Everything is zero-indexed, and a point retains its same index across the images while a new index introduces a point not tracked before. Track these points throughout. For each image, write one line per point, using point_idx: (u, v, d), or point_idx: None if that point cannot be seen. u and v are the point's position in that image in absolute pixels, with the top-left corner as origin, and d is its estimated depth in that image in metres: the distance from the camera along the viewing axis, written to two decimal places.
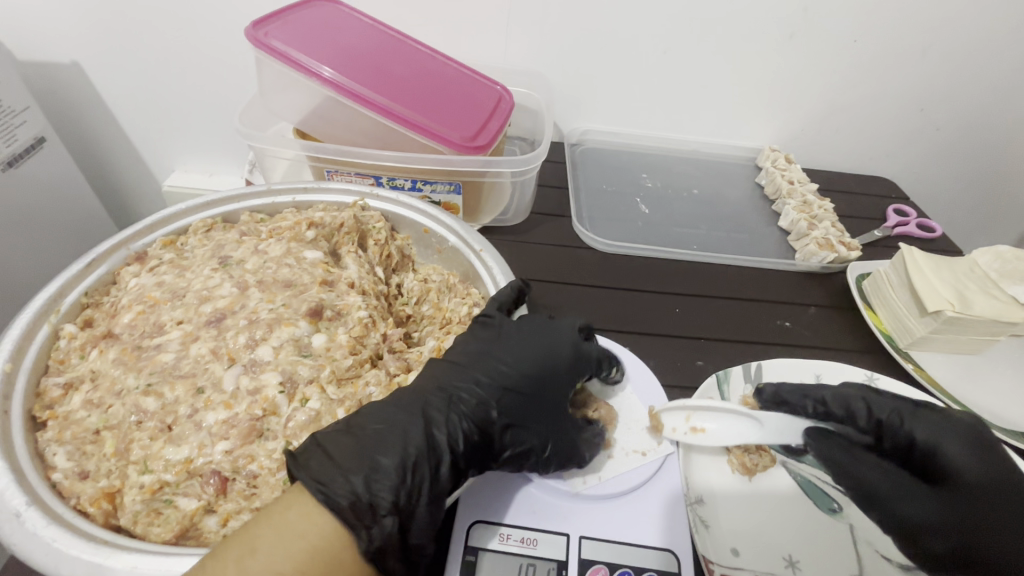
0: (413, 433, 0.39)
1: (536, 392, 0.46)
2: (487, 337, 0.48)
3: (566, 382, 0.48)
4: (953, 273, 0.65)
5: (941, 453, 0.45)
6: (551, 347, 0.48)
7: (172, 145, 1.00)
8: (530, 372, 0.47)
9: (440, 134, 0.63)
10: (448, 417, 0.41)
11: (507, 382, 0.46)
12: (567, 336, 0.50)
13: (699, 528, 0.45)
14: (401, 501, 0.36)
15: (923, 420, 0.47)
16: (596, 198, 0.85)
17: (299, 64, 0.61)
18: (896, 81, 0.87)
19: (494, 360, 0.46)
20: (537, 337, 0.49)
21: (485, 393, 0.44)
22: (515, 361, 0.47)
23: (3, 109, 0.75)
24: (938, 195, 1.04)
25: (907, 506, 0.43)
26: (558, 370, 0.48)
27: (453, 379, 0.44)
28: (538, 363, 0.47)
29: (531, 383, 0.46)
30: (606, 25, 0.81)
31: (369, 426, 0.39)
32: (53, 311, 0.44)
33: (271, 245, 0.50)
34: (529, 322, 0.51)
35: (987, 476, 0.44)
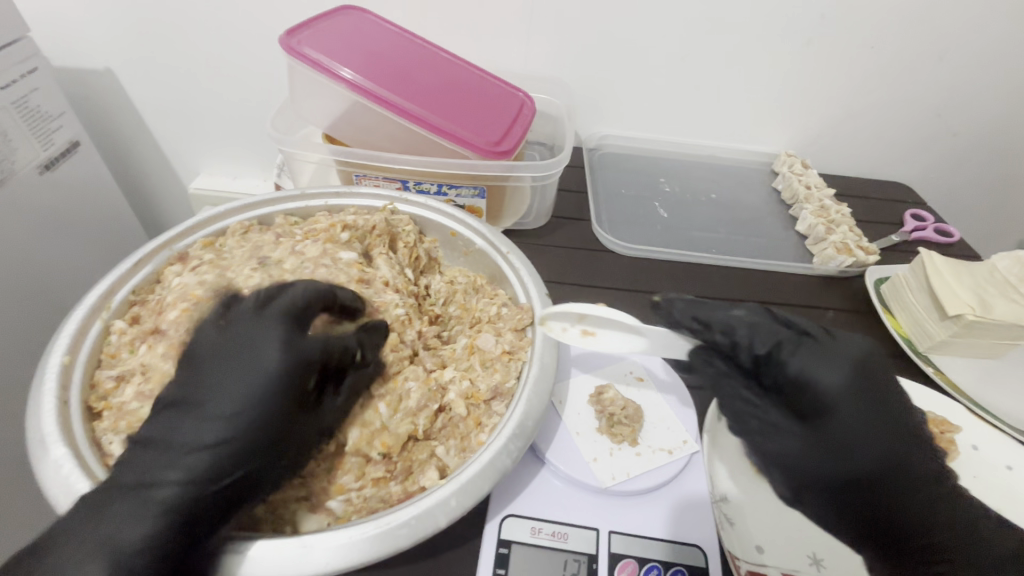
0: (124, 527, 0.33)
1: (245, 416, 0.36)
2: (206, 346, 0.38)
3: (284, 403, 0.37)
4: (973, 277, 0.65)
5: (809, 396, 0.39)
6: (261, 360, 0.37)
7: (199, 149, 1.03)
8: (239, 414, 0.36)
9: (466, 139, 0.65)
10: (187, 457, 0.35)
11: (222, 410, 0.36)
12: (271, 344, 0.37)
13: (725, 525, 0.45)
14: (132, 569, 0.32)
15: (808, 363, 0.39)
16: (615, 202, 0.86)
17: (330, 72, 0.63)
18: (912, 87, 0.88)
19: (206, 384, 0.37)
20: (251, 340, 0.38)
21: (215, 430, 0.35)
22: (237, 380, 0.36)
23: (41, 114, 0.77)
24: (956, 199, 1.04)
25: (772, 442, 0.39)
26: (277, 389, 0.36)
27: (182, 410, 0.36)
28: (245, 386, 0.36)
29: (240, 415, 0.36)
30: (625, 32, 0.82)
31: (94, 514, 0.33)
32: (104, 307, 0.46)
33: (308, 246, 0.52)
34: (263, 313, 0.39)
35: (829, 417, 0.38)
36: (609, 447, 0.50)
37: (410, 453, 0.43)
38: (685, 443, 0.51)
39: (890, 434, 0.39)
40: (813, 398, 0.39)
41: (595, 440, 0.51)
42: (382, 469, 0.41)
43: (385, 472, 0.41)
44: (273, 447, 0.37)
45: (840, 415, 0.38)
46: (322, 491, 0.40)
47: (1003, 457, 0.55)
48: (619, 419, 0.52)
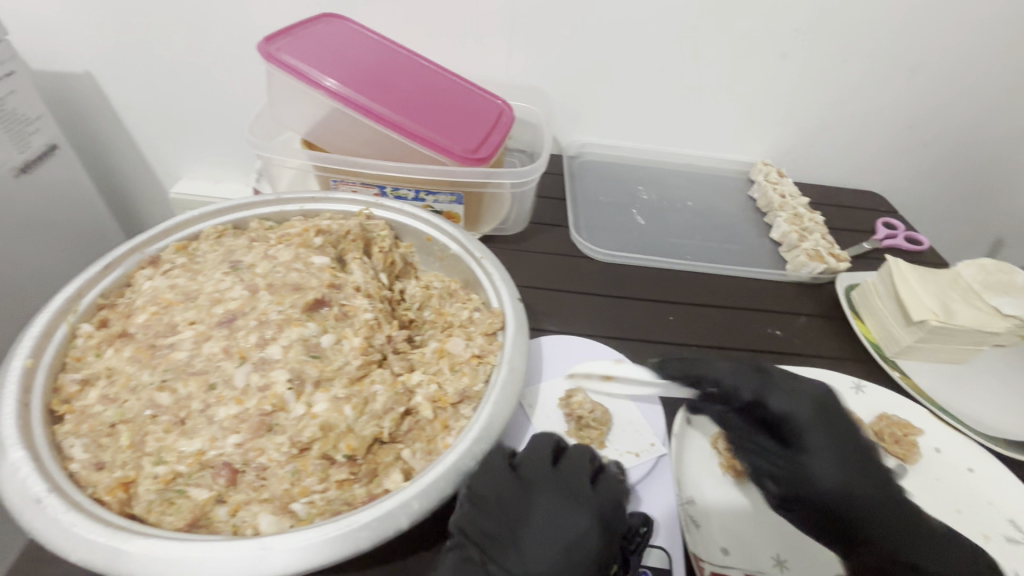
0: None
1: (573, 573, 0.39)
2: (491, 516, 0.41)
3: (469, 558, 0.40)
4: (939, 283, 0.67)
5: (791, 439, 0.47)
6: (569, 522, 0.41)
7: (181, 153, 1.03)
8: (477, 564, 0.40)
9: (442, 146, 0.66)
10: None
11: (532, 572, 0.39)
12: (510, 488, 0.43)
13: (690, 526, 0.46)
14: None
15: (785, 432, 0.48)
16: (593, 209, 0.87)
17: (307, 77, 0.64)
18: (884, 100, 0.91)
19: (505, 554, 0.40)
20: (540, 499, 0.43)
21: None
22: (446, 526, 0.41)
23: (18, 117, 0.77)
24: (927, 209, 1.07)
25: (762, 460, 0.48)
26: (574, 533, 0.41)
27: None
28: (550, 551, 0.40)
29: (555, 564, 0.39)
30: (605, 43, 0.84)
31: None
32: (71, 311, 0.46)
33: (281, 250, 0.52)
34: (532, 474, 0.44)
35: (808, 458, 0.46)
36: None
37: (375, 455, 0.43)
38: (652, 446, 0.52)
39: (863, 471, 0.46)
40: (794, 432, 0.47)
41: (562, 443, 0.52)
42: (345, 472, 0.41)
43: (349, 474, 0.41)
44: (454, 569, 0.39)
45: (819, 451, 0.46)
46: (286, 494, 0.39)
47: (964, 459, 0.56)
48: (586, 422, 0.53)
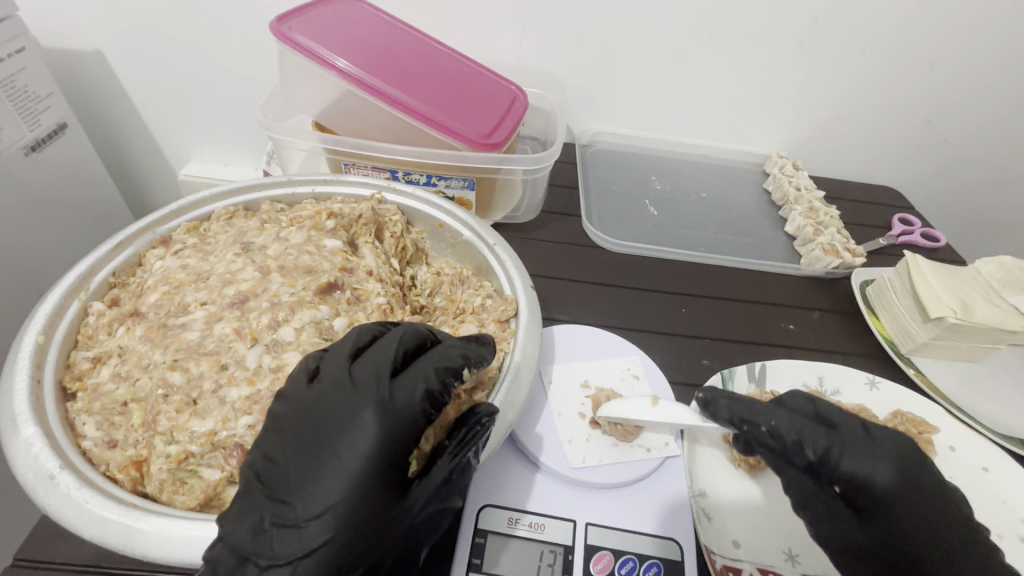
0: (270, 454, 0.36)
1: (361, 497, 0.34)
2: (284, 438, 0.36)
3: (302, 431, 0.36)
4: (956, 280, 0.66)
5: (861, 446, 0.44)
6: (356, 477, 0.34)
7: (190, 135, 1.02)
8: (291, 443, 0.36)
9: (456, 131, 0.65)
10: (285, 549, 0.33)
11: (322, 495, 0.34)
12: (361, 406, 0.36)
13: (703, 519, 0.45)
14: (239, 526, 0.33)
15: (854, 448, 0.43)
16: (606, 198, 0.86)
17: (319, 57, 0.63)
18: (905, 92, 0.89)
19: (302, 472, 0.35)
20: (352, 405, 0.36)
21: (310, 524, 0.33)
22: (299, 399, 0.37)
23: (28, 95, 0.76)
24: (943, 205, 1.05)
25: (854, 457, 0.43)
26: (385, 451, 0.35)
27: (236, 531, 0.33)
28: (348, 467, 0.34)
29: (321, 499, 0.34)
30: (621, 28, 0.82)
31: (281, 429, 0.36)
32: (82, 289, 0.46)
33: (292, 233, 0.52)
34: (349, 378, 0.37)
35: (879, 463, 0.43)
36: (586, 431, 0.51)
37: None
38: (668, 444, 0.51)
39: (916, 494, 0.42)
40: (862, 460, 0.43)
41: (573, 423, 0.52)
42: None
43: None
44: (289, 438, 0.36)
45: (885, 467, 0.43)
46: None
47: (979, 458, 0.55)
48: (620, 421, 0.51)
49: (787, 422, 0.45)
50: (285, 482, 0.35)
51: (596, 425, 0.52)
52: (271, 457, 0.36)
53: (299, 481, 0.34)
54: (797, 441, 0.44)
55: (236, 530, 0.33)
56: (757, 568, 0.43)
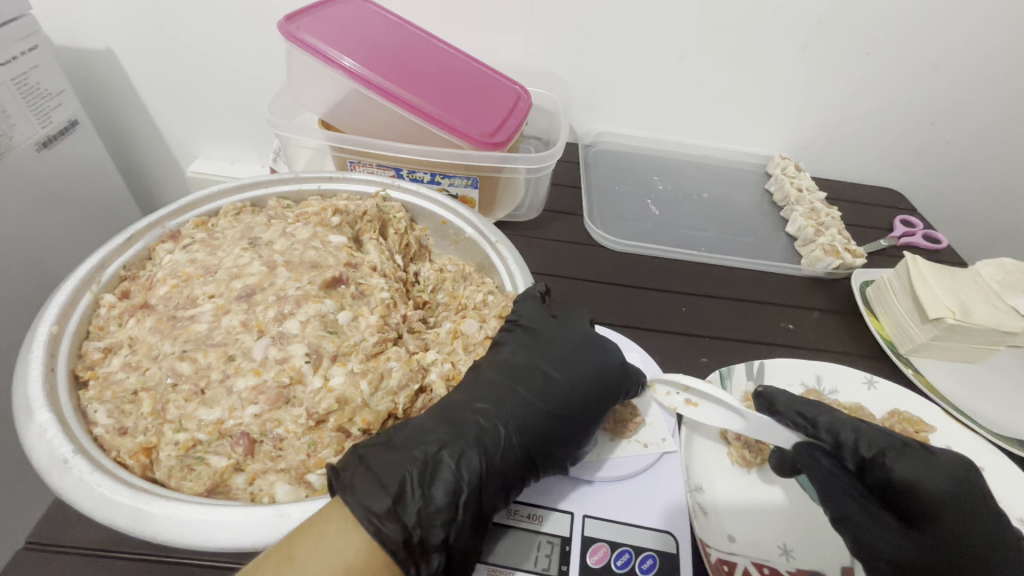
0: (479, 401, 0.44)
1: (558, 421, 0.45)
2: (499, 388, 0.45)
3: (518, 387, 0.45)
4: (956, 282, 0.66)
5: (911, 454, 0.45)
6: (553, 425, 0.44)
7: (198, 133, 1.04)
8: (509, 391, 0.45)
9: (460, 129, 0.66)
10: (487, 440, 0.41)
11: (527, 411, 0.44)
12: (569, 376, 0.47)
13: (698, 513, 0.46)
14: (446, 451, 0.40)
15: (908, 456, 0.45)
16: (608, 198, 0.87)
17: (325, 56, 0.64)
18: (908, 93, 0.89)
19: (518, 390, 0.45)
20: (579, 353, 0.49)
21: (510, 426, 0.43)
22: (517, 364, 0.47)
23: (40, 91, 0.78)
24: (946, 207, 1.05)
25: (902, 462, 0.44)
26: (586, 396, 0.47)
27: (452, 421, 0.42)
28: (550, 394, 0.46)
29: (523, 438, 0.43)
30: (625, 29, 0.83)
31: (490, 387, 0.45)
32: (94, 281, 0.47)
33: (299, 228, 0.53)
34: (573, 341, 0.50)
35: (929, 469, 0.44)
36: None
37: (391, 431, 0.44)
38: (663, 441, 0.51)
39: (973, 509, 0.42)
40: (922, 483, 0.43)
41: None
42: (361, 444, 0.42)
43: None
44: (504, 389, 0.45)
45: (939, 479, 0.43)
46: (302, 465, 0.40)
47: (975, 457, 0.56)
48: (618, 420, 0.52)
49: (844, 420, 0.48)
50: (497, 420, 0.43)
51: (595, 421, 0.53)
52: (485, 400, 0.44)
53: (507, 421, 0.43)
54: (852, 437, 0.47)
55: (242, 515, 0.34)
56: (751, 563, 0.44)
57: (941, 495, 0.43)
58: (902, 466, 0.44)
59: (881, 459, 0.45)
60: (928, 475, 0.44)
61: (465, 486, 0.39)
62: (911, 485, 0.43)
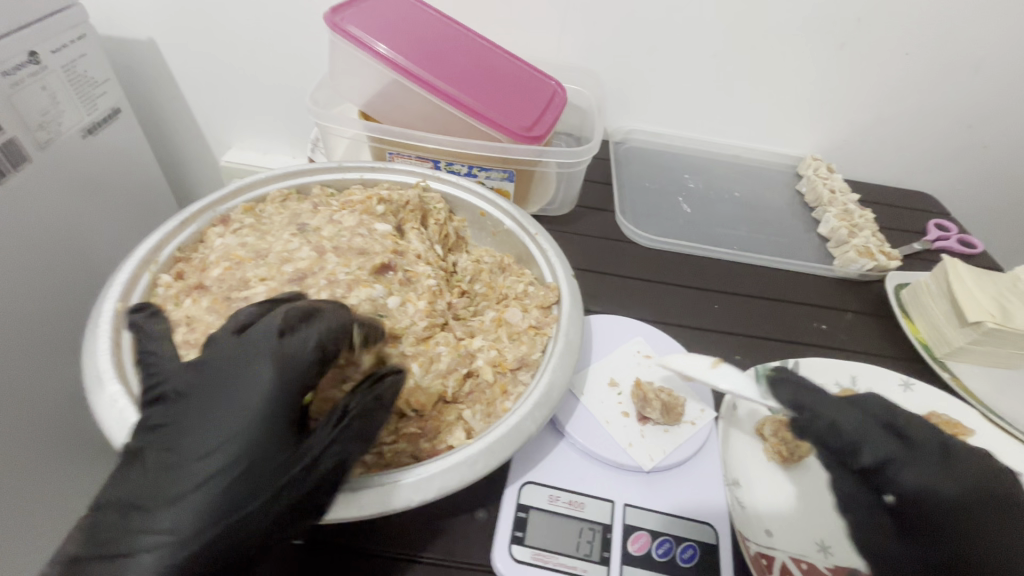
0: (182, 428, 0.35)
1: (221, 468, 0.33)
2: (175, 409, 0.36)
3: (200, 405, 0.35)
4: (998, 288, 0.65)
5: (923, 460, 0.42)
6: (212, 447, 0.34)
7: (233, 124, 1.06)
8: (196, 422, 0.35)
9: (500, 124, 0.67)
10: (185, 484, 0.33)
11: (193, 436, 0.34)
12: (239, 385, 0.35)
13: (737, 508, 0.47)
14: (160, 495, 0.33)
15: (915, 463, 0.42)
16: (640, 195, 0.87)
17: (369, 49, 0.65)
18: (945, 95, 0.88)
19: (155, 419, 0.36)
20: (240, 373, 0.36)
21: (198, 477, 0.33)
22: (209, 389, 0.36)
23: (87, 79, 0.80)
24: (979, 211, 1.04)
25: (909, 468, 0.42)
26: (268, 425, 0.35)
27: (138, 479, 0.34)
28: (218, 435, 0.34)
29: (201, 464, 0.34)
30: (660, 26, 0.83)
31: (192, 404, 0.36)
32: (152, 261, 0.49)
33: (345, 216, 0.54)
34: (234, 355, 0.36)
35: (938, 479, 0.41)
36: (615, 415, 0.53)
37: (440, 414, 0.45)
38: (703, 413, 0.54)
39: (983, 516, 0.40)
40: (927, 489, 0.41)
41: (603, 411, 0.53)
42: (414, 425, 0.44)
43: (417, 428, 0.44)
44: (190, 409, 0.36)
45: (944, 485, 0.41)
46: None
47: (1015, 462, 0.55)
48: (666, 406, 0.52)
49: (847, 419, 0.44)
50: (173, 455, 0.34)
51: (638, 410, 0.53)
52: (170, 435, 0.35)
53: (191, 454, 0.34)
54: (855, 443, 0.43)
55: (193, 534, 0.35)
56: (790, 558, 0.44)
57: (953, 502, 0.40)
58: (913, 472, 0.42)
59: (894, 466, 0.42)
60: (939, 483, 0.41)
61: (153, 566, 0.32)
62: (915, 498, 0.41)
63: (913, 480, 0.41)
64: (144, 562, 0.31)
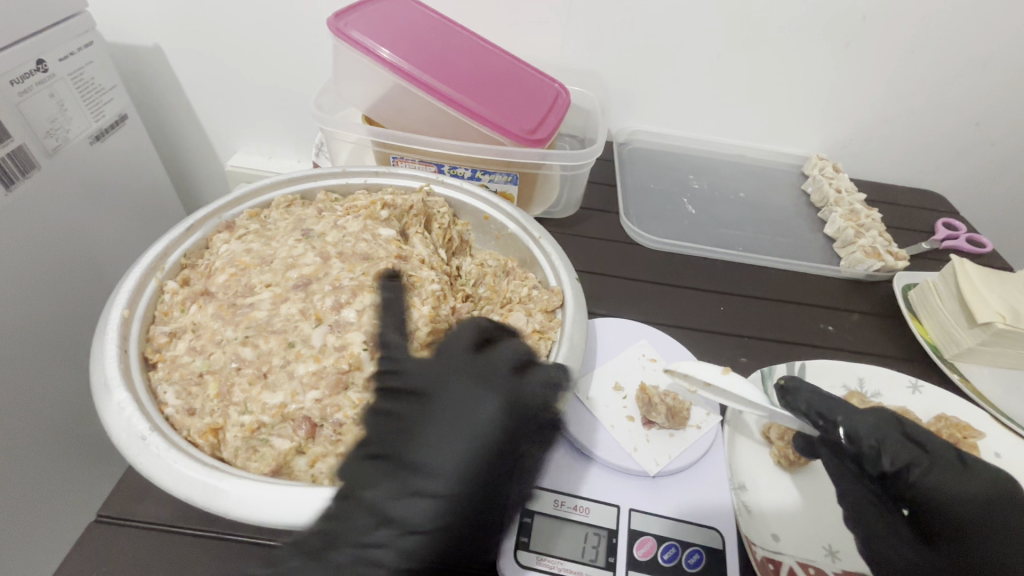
0: (422, 441, 0.38)
1: (469, 462, 0.37)
2: (416, 416, 0.39)
3: (425, 414, 0.39)
4: (1008, 288, 0.64)
5: (944, 468, 0.43)
6: (455, 450, 0.37)
7: (239, 129, 1.07)
8: (434, 433, 0.38)
9: (503, 127, 0.67)
10: (422, 483, 0.36)
11: (438, 446, 0.37)
12: (482, 399, 0.39)
13: (744, 513, 0.46)
14: (410, 509, 0.36)
15: (936, 470, 0.43)
16: (644, 196, 0.87)
17: (372, 54, 0.65)
18: (952, 93, 0.87)
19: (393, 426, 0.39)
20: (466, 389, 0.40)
21: (438, 478, 0.36)
22: (446, 400, 0.40)
23: (94, 86, 0.81)
24: (989, 209, 1.03)
25: (930, 476, 0.42)
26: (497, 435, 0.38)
27: (359, 475, 0.37)
28: (458, 444, 0.37)
29: (456, 461, 0.37)
30: (663, 27, 0.82)
31: (435, 414, 0.39)
32: (158, 268, 0.49)
33: (350, 221, 0.54)
34: (448, 370, 0.41)
35: (958, 487, 0.42)
36: (619, 419, 0.52)
37: None
38: (709, 416, 0.53)
39: (999, 524, 0.41)
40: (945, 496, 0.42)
41: (607, 416, 0.53)
42: None
43: None
44: (416, 416, 0.39)
45: (962, 493, 0.42)
46: None
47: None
48: (671, 411, 0.52)
49: (867, 424, 0.45)
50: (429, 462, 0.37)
51: (642, 413, 0.52)
52: (423, 444, 0.38)
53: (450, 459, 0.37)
54: (877, 449, 0.44)
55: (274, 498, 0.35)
56: (797, 562, 0.44)
57: (970, 509, 0.41)
58: (934, 480, 0.42)
59: (914, 473, 0.43)
60: (959, 490, 0.42)
61: (409, 562, 0.34)
62: (934, 505, 0.42)
63: (935, 488, 0.42)
64: (384, 553, 0.34)
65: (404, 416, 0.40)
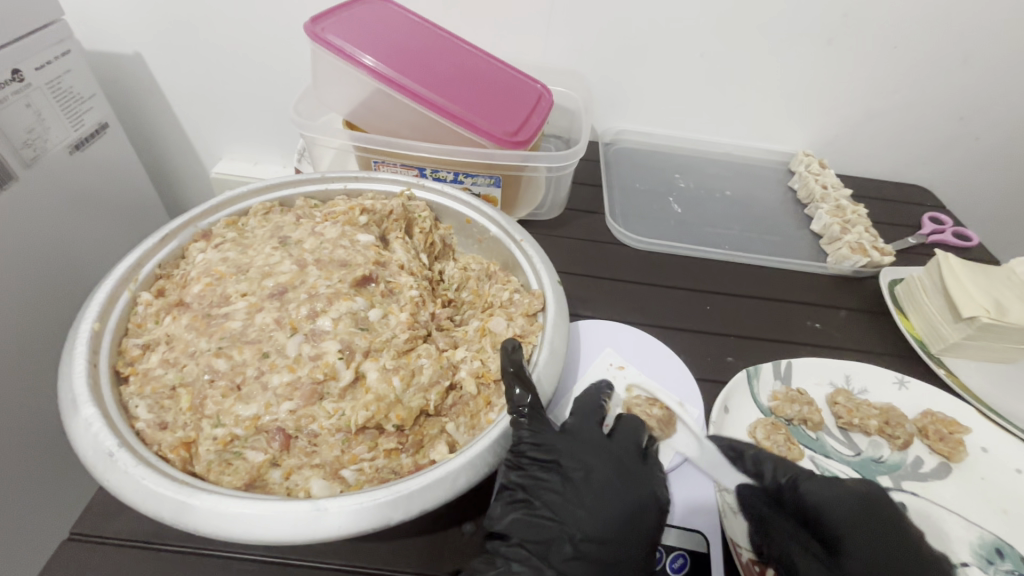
0: (580, 508, 0.42)
1: (643, 526, 0.42)
2: (568, 484, 0.43)
3: (589, 487, 0.43)
4: (992, 281, 0.64)
5: (814, 477, 0.45)
6: (618, 519, 0.41)
7: (222, 135, 1.06)
8: (608, 504, 0.42)
9: (484, 129, 0.66)
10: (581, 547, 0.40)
11: (592, 513, 0.42)
12: (641, 478, 0.44)
13: (729, 514, 0.46)
14: (576, 565, 0.39)
15: (810, 479, 0.45)
16: (630, 196, 0.87)
17: (351, 58, 0.64)
18: (935, 88, 0.87)
19: (550, 483, 0.43)
20: (622, 465, 0.45)
21: (596, 544, 0.40)
22: (600, 471, 0.44)
23: (73, 95, 0.80)
24: (975, 203, 1.03)
25: (808, 485, 0.44)
26: (647, 508, 0.43)
27: (529, 530, 0.40)
28: (615, 513, 0.42)
29: (616, 526, 0.41)
30: (646, 26, 0.82)
31: (585, 486, 0.43)
32: (132, 279, 0.48)
33: (327, 227, 0.53)
34: (591, 445, 0.46)
35: (830, 491, 0.44)
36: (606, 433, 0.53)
37: (422, 427, 0.45)
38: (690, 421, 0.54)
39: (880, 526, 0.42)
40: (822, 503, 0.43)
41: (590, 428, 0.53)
42: (394, 441, 0.43)
43: (397, 443, 0.43)
44: (568, 484, 0.43)
45: (837, 498, 0.43)
46: (336, 460, 0.41)
47: (1012, 459, 0.55)
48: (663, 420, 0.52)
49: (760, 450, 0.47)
50: (602, 531, 0.41)
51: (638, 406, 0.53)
52: (580, 511, 0.42)
53: (628, 530, 0.41)
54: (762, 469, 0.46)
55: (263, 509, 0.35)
56: None
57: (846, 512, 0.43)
58: (810, 489, 0.44)
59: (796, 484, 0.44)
60: (833, 493, 0.44)
61: None
62: (817, 513, 0.43)
63: (813, 495, 0.44)
64: None
65: (557, 484, 0.43)
